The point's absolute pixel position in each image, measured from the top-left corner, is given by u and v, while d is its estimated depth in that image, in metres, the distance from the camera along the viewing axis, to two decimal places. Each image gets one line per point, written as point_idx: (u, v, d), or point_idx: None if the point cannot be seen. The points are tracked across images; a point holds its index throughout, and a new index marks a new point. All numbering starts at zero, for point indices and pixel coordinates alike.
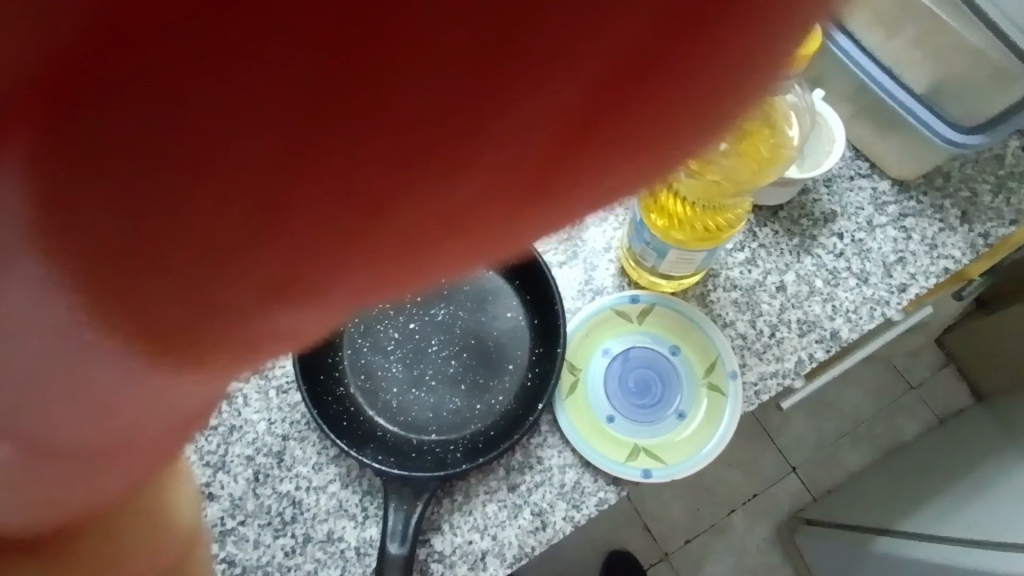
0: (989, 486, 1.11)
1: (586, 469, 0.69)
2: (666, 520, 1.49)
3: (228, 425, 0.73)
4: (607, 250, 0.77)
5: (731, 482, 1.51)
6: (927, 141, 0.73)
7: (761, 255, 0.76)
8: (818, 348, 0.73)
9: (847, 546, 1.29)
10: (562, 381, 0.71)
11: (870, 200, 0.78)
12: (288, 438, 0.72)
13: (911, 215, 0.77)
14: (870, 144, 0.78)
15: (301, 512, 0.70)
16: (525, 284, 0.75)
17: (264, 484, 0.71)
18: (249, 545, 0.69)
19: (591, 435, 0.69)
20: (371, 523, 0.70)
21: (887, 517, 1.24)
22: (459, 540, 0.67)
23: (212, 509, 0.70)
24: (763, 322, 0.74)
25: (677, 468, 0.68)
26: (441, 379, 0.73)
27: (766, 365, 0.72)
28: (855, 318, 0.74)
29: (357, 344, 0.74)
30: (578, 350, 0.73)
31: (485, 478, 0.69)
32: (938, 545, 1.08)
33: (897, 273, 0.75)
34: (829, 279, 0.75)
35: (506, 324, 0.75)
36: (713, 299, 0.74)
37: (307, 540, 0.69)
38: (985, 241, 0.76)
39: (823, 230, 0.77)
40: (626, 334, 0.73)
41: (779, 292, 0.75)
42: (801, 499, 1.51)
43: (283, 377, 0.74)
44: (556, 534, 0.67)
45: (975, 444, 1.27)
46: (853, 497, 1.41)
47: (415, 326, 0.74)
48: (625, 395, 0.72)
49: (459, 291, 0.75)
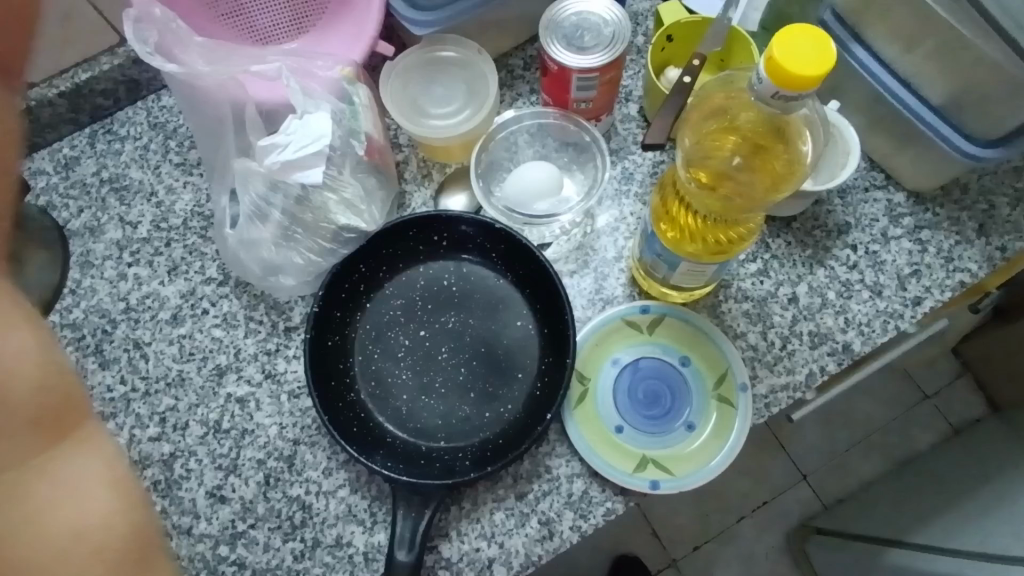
0: (1004, 501, 1.10)
1: (594, 479, 0.69)
2: (674, 526, 1.49)
3: (240, 429, 0.74)
4: (618, 260, 0.77)
5: (741, 490, 1.50)
6: (941, 156, 0.72)
7: (774, 267, 0.75)
8: (830, 361, 0.73)
9: (857, 557, 1.27)
10: (572, 391, 0.72)
11: (885, 212, 0.77)
12: (299, 442, 0.73)
13: (926, 227, 0.77)
14: (885, 155, 0.78)
15: (310, 517, 0.71)
16: (535, 292, 0.76)
17: (274, 488, 0.72)
18: (259, 548, 0.70)
19: (599, 445, 0.69)
20: (380, 528, 0.70)
21: (898, 529, 1.22)
22: (466, 548, 0.67)
23: (224, 512, 0.72)
24: (775, 333, 0.73)
25: (686, 480, 0.68)
26: (451, 386, 0.73)
27: (777, 377, 0.72)
28: (868, 331, 0.73)
29: (368, 350, 0.75)
30: (587, 360, 0.73)
31: (494, 486, 0.69)
32: (952, 559, 1.07)
33: (912, 286, 0.75)
34: (842, 291, 0.75)
35: (517, 332, 0.75)
36: (724, 310, 0.74)
37: (316, 545, 0.70)
38: (1003, 255, 0.75)
39: (837, 242, 0.76)
40: (636, 344, 0.73)
41: (791, 303, 0.74)
42: (811, 508, 1.50)
43: (295, 382, 0.76)
44: (563, 543, 0.67)
45: (990, 456, 1.25)
46: (864, 507, 1.39)
47: (426, 333, 0.75)
48: (635, 406, 0.71)
49: (469, 299, 0.76)
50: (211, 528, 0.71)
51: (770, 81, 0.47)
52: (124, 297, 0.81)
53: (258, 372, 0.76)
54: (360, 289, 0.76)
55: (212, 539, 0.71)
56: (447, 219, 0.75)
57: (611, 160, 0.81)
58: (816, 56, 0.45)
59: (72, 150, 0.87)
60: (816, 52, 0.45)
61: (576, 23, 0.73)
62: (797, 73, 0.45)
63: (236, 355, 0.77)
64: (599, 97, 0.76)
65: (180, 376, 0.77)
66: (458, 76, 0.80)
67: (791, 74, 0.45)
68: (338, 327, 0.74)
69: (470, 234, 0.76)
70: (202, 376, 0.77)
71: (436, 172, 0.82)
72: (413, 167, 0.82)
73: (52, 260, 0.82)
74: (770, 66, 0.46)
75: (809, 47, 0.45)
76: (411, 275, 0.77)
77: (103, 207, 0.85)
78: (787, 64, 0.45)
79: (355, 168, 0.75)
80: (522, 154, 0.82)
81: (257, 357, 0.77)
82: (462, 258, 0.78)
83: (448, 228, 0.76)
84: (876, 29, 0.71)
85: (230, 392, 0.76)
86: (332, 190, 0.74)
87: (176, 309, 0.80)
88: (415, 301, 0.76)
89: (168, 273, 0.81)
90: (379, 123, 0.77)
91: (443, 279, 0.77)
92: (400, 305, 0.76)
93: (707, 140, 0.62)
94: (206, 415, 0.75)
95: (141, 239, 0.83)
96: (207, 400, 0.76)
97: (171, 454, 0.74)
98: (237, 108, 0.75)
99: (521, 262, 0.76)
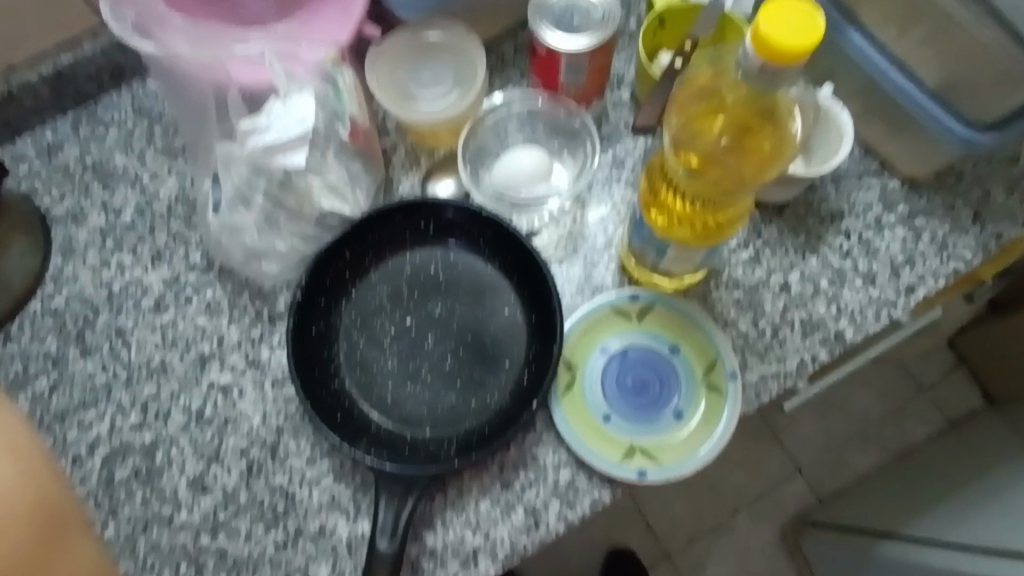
0: (998, 493, 1.09)
1: (581, 468, 0.68)
2: (667, 520, 1.48)
3: (223, 417, 0.73)
4: (608, 248, 0.76)
5: (736, 483, 1.49)
6: (936, 141, 0.71)
7: (766, 254, 0.74)
8: (822, 350, 0.71)
9: (851, 549, 1.27)
10: (559, 380, 0.70)
11: (879, 199, 0.76)
12: (283, 431, 0.72)
13: (920, 215, 0.75)
14: (879, 143, 0.76)
15: (293, 505, 0.70)
16: (523, 280, 0.74)
17: (257, 477, 0.71)
18: (241, 538, 0.69)
19: (586, 435, 0.68)
20: (364, 518, 0.69)
21: (893, 521, 1.22)
22: (451, 538, 0.66)
23: (206, 501, 0.71)
24: (766, 322, 0.72)
25: (673, 469, 0.67)
26: (437, 375, 0.72)
27: (768, 366, 0.71)
28: (860, 320, 0.72)
29: (352, 338, 0.73)
30: (575, 349, 0.72)
31: (479, 475, 0.68)
32: (945, 552, 1.06)
33: (905, 273, 0.73)
34: (834, 279, 0.73)
35: (504, 320, 0.74)
36: (716, 298, 0.73)
37: (299, 534, 0.69)
38: (997, 242, 0.74)
39: (830, 229, 0.75)
40: (625, 333, 0.72)
41: (783, 291, 0.73)
42: (805, 502, 1.49)
43: (279, 370, 0.74)
44: (549, 533, 0.66)
45: (984, 449, 1.25)
46: (858, 500, 1.39)
47: (412, 321, 0.74)
48: (623, 395, 0.70)
49: (456, 286, 0.75)
50: (193, 517, 0.70)
51: (756, 56, 0.45)
52: (106, 285, 0.80)
53: (242, 360, 0.75)
54: (345, 276, 0.75)
55: (193, 528, 0.70)
56: (433, 206, 0.75)
57: (602, 146, 0.79)
58: (802, 26, 0.44)
59: (56, 136, 0.86)
60: (804, 22, 0.44)
61: (565, 8, 0.72)
62: (785, 47, 0.44)
63: (219, 343, 0.76)
64: (587, 84, 0.75)
65: (163, 365, 0.76)
66: (446, 60, 0.78)
67: (779, 47, 0.44)
68: (324, 314, 0.74)
69: (457, 221, 0.76)
70: (185, 364, 0.76)
71: (424, 159, 0.81)
72: (401, 154, 0.81)
73: (34, 247, 0.80)
74: (756, 41, 0.45)
75: (794, 18, 0.44)
76: (397, 262, 0.76)
77: (86, 193, 0.83)
78: (773, 37, 0.44)
79: (339, 152, 0.73)
80: (512, 140, 0.80)
81: (240, 346, 0.76)
82: (448, 244, 0.76)
83: (435, 214, 0.75)
84: (870, 11, 0.69)
85: (213, 380, 0.75)
86: (316, 173, 0.72)
87: (160, 297, 0.79)
88: (401, 288, 0.75)
89: (152, 261, 0.80)
90: (364, 108, 0.75)
91: (430, 266, 0.76)
92: (387, 292, 0.75)
93: (694, 123, 0.61)
94: (189, 404, 0.74)
95: (125, 225, 0.82)
96: (190, 388, 0.75)
97: (154, 443, 0.73)
98: (220, 91, 0.73)
99: (508, 249, 0.74)
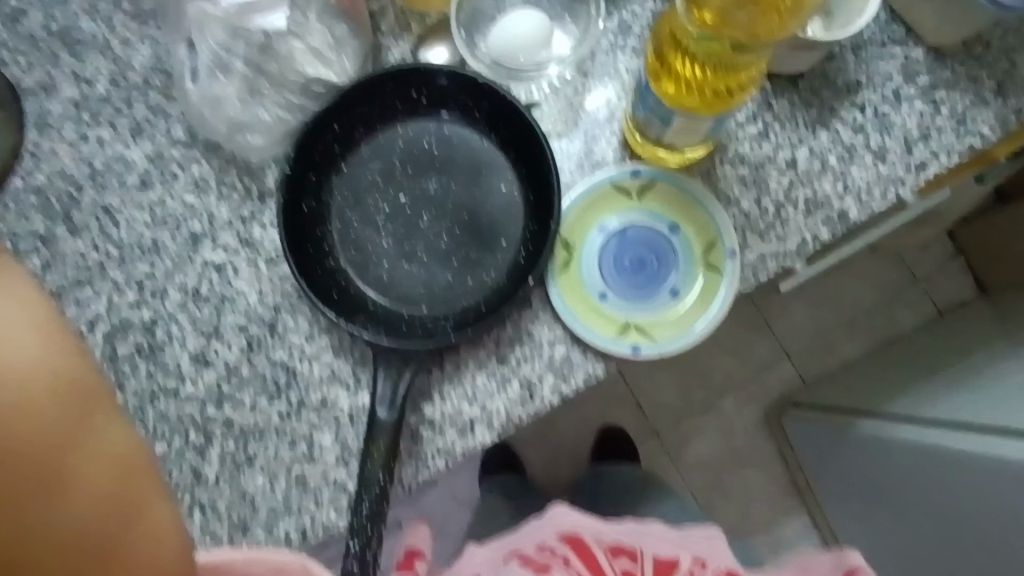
0: (979, 373, 1.13)
1: (575, 344, 0.68)
2: (658, 402, 1.54)
3: (220, 295, 0.73)
4: (610, 121, 0.72)
5: (726, 368, 1.54)
6: (968, 4, 0.65)
7: (774, 129, 0.71)
8: (824, 229, 0.70)
9: (832, 428, 1.33)
10: (555, 258, 0.70)
11: (899, 70, 0.71)
12: (280, 308, 0.73)
13: (941, 88, 0.71)
14: (905, 7, 0.71)
15: (295, 379, 0.72)
16: (519, 156, 0.72)
17: (257, 352, 0.72)
18: (246, 409, 0.72)
19: (582, 312, 0.69)
20: (364, 391, 0.71)
21: (874, 402, 1.27)
22: (449, 409, 0.68)
23: (209, 375, 0.72)
24: (769, 200, 0.70)
25: (668, 346, 0.68)
26: (433, 255, 0.71)
27: (768, 245, 0.70)
28: (866, 199, 0.70)
29: (346, 216, 0.72)
30: (573, 228, 0.71)
31: (476, 351, 0.69)
32: (922, 429, 1.11)
33: (918, 150, 0.70)
34: (844, 156, 0.71)
35: (501, 199, 0.72)
36: (720, 175, 0.70)
37: (302, 406, 0.71)
38: (1019, 117, 0.71)
39: (844, 102, 0.71)
40: (623, 211, 0.71)
41: (789, 168, 0.70)
42: (791, 385, 1.54)
43: (272, 248, 0.73)
44: (543, 406, 0.68)
45: (970, 334, 1.28)
46: (842, 382, 1.44)
47: (406, 199, 0.72)
48: (619, 273, 0.70)
49: (451, 163, 0.72)
50: (197, 390, 0.72)
51: None
52: (87, 161, 0.76)
53: (234, 239, 0.74)
54: (335, 151, 0.72)
55: (198, 401, 0.72)
56: (425, 72, 0.69)
57: (607, 9, 0.73)
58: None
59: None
60: None
61: None
62: None
63: (210, 221, 0.74)
64: None
65: (154, 243, 0.75)
66: None
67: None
68: (315, 192, 0.71)
69: (450, 90, 0.71)
70: (177, 243, 0.74)
71: (415, 24, 0.74)
72: (389, 18, 0.74)
73: (7, 120, 0.76)
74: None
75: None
76: (389, 137, 0.73)
77: (55, 62, 0.78)
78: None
79: (322, 13, 0.70)
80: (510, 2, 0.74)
81: (232, 224, 0.74)
82: (442, 118, 0.73)
83: (427, 82, 0.70)
84: None
85: (207, 258, 0.74)
86: (297, 36, 0.69)
87: (144, 174, 0.76)
88: (394, 164, 0.72)
89: (133, 135, 0.76)
90: None
91: (423, 142, 0.73)
92: (379, 169, 0.72)
93: None
94: (184, 282, 0.74)
95: (100, 97, 0.77)
96: (184, 266, 0.74)
97: (153, 320, 0.73)
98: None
99: (505, 122, 0.71)
